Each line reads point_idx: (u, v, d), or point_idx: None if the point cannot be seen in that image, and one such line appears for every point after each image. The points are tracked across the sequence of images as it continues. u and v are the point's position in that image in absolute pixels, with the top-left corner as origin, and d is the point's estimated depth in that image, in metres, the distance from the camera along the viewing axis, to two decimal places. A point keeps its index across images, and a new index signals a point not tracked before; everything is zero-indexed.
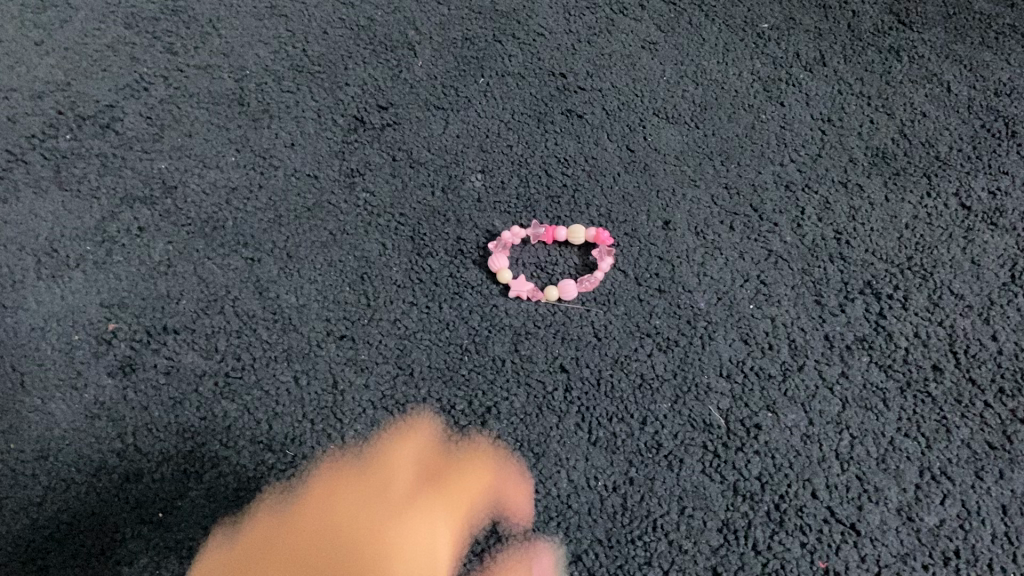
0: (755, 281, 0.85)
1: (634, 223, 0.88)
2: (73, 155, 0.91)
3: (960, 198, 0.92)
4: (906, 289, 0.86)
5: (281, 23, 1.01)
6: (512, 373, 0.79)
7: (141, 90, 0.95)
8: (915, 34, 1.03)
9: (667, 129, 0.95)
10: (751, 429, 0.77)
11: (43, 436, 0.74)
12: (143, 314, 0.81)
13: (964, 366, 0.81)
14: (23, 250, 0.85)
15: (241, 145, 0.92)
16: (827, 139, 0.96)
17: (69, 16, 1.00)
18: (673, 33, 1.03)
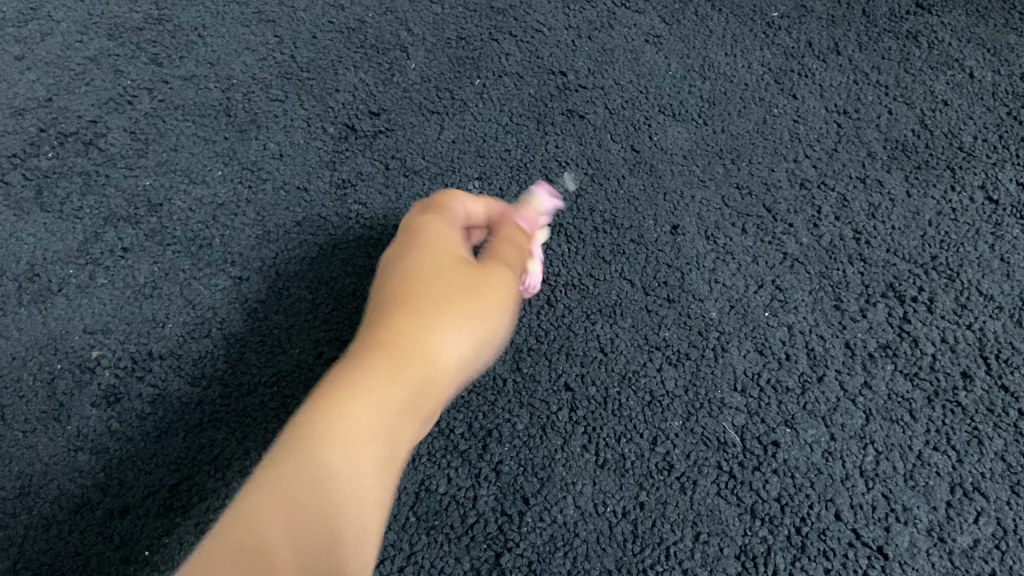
0: (770, 287, 0.81)
1: (641, 228, 0.84)
2: (55, 174, 0.87)
3: (987, 191, 0.87)
4: (931, 291, 0.81)
5: (269, 29, 0.97)
6: (514, 393, 0.75)
7: (124, 104, 0.92)
8: (934, 19, 0.98)
9: (674, 126, 0.90)
10: (769, 447, 0.73)
11: (24, 472, 0.72)
12: (128, 340, 0.78)
13: (996, 372, 0.77)
14: (4, 275, 0.81)
15: (228, 158, 0.88)
16: (844, 132, 0.91)
17: (50, 29, 0.97)
18: (677, 25, 0.98)
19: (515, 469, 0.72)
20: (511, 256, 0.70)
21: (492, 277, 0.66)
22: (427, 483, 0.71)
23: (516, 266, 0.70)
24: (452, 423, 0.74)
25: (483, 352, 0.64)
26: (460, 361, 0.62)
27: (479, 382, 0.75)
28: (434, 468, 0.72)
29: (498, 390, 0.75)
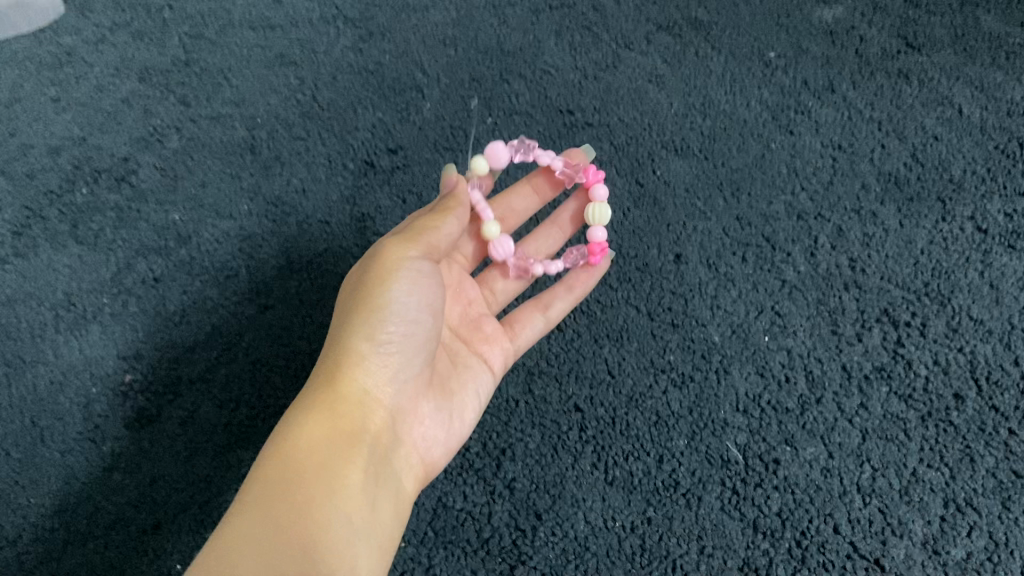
0: (770, 313, 0.85)
1: (645, 257, 0.88)
2: (90, 210, 0.92)
3: (976, 222, 0.91)
4: (924, 316, 0.85)
5: (291, 71, 1.02)
6: (526, 414, 0.79)
7: (155, 142, 0.97)
8: (924, 57, 1.03)
9: (676, 161, 0.95)
10: (770, 464, 0.77)
11: (62, 489, 0.76)
12: (159, 365, 0.82)
13: (986, 394, 0.80)
14: (42, 304, 0.86)
15: (253, 194, 0.93)
16: (839, 166, 0.95)
17: (83, 71, 1.02)
18: (679, 65, 1.02)
19: (528, 486, 0.75)
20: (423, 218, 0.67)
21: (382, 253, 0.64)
22: (444, 499, 0.75)
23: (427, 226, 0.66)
24: (467, 442, 0.77)
25: (400, 333, 0.64)
26: (373, 352, 0.64)
27: (493, 404, 0.79)
28: (450, 485, 0.75)
29: (511, 411, 0.79)
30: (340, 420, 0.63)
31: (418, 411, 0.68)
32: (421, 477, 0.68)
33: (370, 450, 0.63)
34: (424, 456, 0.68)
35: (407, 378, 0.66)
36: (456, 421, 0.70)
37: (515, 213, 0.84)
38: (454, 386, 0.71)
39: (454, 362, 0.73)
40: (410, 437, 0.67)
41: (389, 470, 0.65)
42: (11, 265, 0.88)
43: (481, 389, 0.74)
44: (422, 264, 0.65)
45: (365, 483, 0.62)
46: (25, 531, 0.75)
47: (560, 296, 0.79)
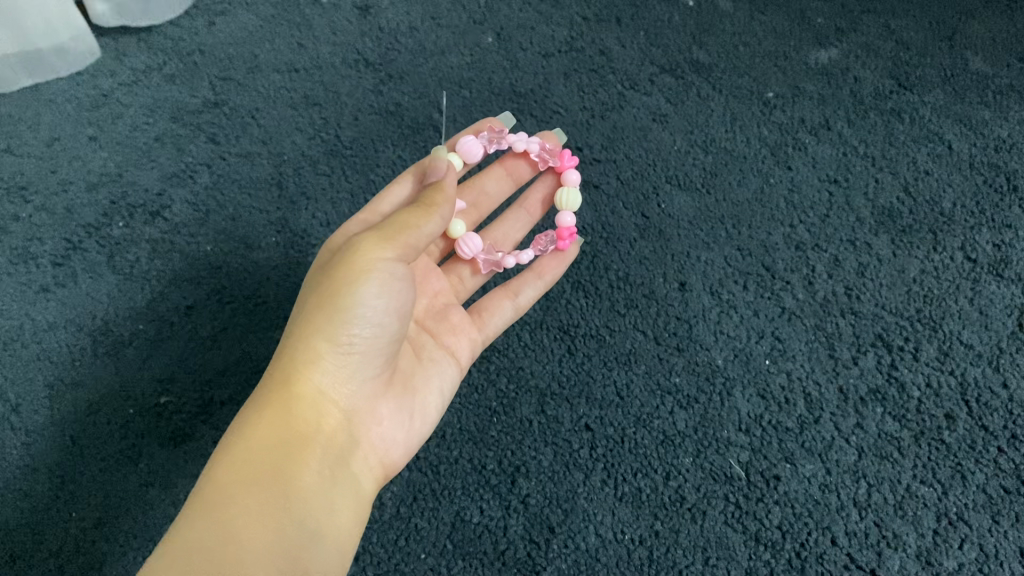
0: (770, 337, 0.89)
1: (651, 285, 0.93)
2: (126, 241, 0.98)
3: (966, 251, 0.96)
4: (916, 341, 0.89)
5: (316, 112, 1.08)
6: (539, 433, 0.83)
7: (187, 178, 1.03)
8: (915, 97, 1.09)
9: (680, 195, 1.00)
10: (771, 480, 0.81)
11: (102, 504, 0.81)
12: (192, 387, 0.87)
13: (976, 414, 0.85)
14: (81, 330, 0.91)
15: (281, 227, 0.98)
16: (834, 199, 1.00)
17: (119, 112, 1.08)
18: (682, 105, 1.08)
19: (541, 501, 0.80)
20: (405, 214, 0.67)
21: (355, 250, 0.64)
22: (462, 513, 0.79)
23: (407, 224, 0.66)
24: (483, 460, 0.82)
25: (363, 337, 0.65)
26: (331, 355, 0.65)
27: (508, 424, 0.84)
28: (467, 500, 0.80)
29: (525, 431, 0.83)
30: (294, 422, 0.65)
31: (376, 410, 0.70)
32: (378, 475, 0.71)
33: (323, 451, 0.66)
34: (382, 455, 0.71)
35: (366, 378, 0.68)
36: (417, 422, 0.73)
37: (487, 197, 0.92)
38: (416, 385, 0.73)
39: (417, 362, 0.74)
40: (367, 437, 0.69)
41: (344, 469, 0.67)
42: (52, 293, 0.93)
43: (445, 385, 0.76)
44: (394, 266, 0.65)
45: (316, 484, 0.65)
46: (67, 542, 0.79)
47: (530, 280, 0.84)
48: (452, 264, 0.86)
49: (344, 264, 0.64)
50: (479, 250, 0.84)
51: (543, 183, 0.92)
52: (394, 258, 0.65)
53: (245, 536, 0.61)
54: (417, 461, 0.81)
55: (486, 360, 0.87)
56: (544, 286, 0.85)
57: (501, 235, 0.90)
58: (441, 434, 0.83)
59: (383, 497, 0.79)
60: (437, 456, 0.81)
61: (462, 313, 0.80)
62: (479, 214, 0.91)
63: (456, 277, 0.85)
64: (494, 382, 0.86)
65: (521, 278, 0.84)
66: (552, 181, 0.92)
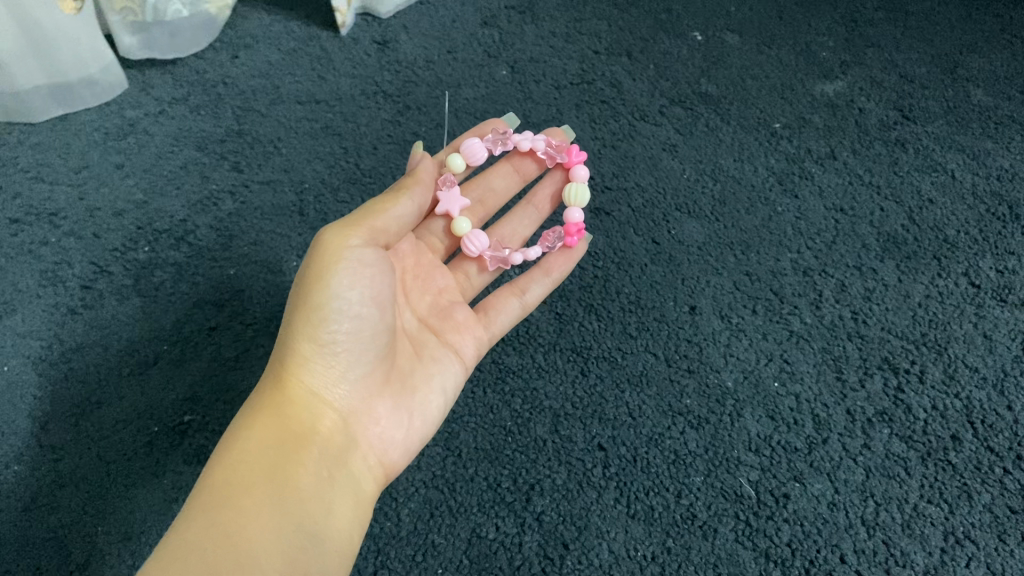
0: (779, 360, 0.91)
1: (662, 308, 0.95)
2: (151, 265, 1.00)
3: (970, 277, 0.98)
4: (922, 364, 0.91)
5: (336, 141, 1.11)
6: (553, 452, 0.85)
7: (211, 205, 1.06)
8: (919, 127, 1.13)
9: (689, 222, 1.03)
10: (780, 498, 0.82)
11: (127, 519, 0.83)
12: (215, 406, 0.90)
13: (981, 436, 0.87)
14: (108, 351, 0.93)
15: (302, 251, 1.01)
16: (841, 227, 1.03)
17: (146, 142, 1.12)
18: (690, 136, 1.12)
19: (556, 518, 0.81)
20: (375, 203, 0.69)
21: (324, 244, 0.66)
22: (478, 530, 0.80)
23: (371, 212, 0.68)
24: (498, 478, 0.84)
25: (344, 332, 0.67)
26: (317, 354, 0.68)
27: (522, 443, 0.86)
28: (483, 517, 0.81)
29: (539, 450, 0.85)
30: (287, 424, 0.67)
31: (372, 408, 0.71)
32: (379, 475, 0.72)
33: (318, 452, 0.68)
34: (381, 453, 0.72)
35: (357, 376, 0.70)
36: (416, 422, 0.74)
37: (494, 193, 0.94)
38: (415, 383, 0.75)
39: (414, 361, 0.76)
40: (365, 435, 0.71)
41: (342, 469, 0.68)
42: (79, 314, 0.96)
43: (444, 383, 0.77)
44: (362, 253, 0.67)
45: (314, 484, 0.66)
46: (93, 555, 0.81)
47: (538, 278, 0.87)
48: (459, 261, 0.89)
49: (313, 257, 0.66)
50: (486, 247, 0.87)
51: (551, 180, 0.95)
52: (363, 247, 0.67)
53: (244, 536, 0.61)
54: (434, 480, 0.83)
55: (502, 382, 0.89)
56: (551, 283, 0.88)
57: (510, 231, 0.93)
58: (458, 453, 0.85)
59: (400, 514, 0.81)
60: (453, 474, 0.83)
61: (465, 311, 0.82)
62: (485, 210, 0.93)
63: (462, 274, 0.88)
64: (508, 403, 0.88)
65: (529, 276, 0.87)
66: (560, 178, 0.95)
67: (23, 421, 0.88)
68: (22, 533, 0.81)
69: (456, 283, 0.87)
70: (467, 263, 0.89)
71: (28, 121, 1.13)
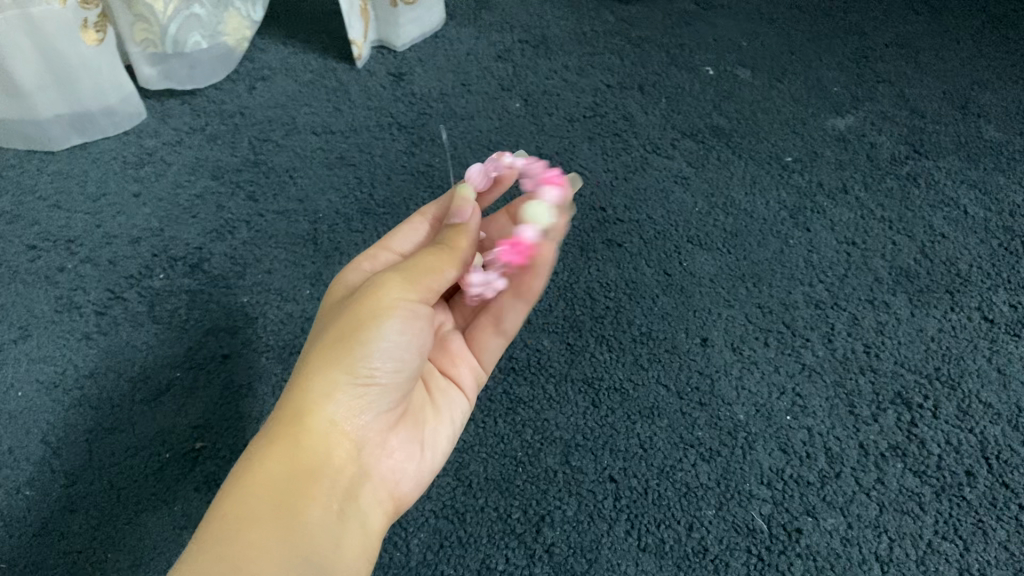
0: (791, 393, 0.91)
1: (674, 340, 0.95)
2: (166, 292, 1.01)
3: (983, 312, 0.98)
4: (935, 399, 0.91)
5: (350, 172, 1.13)
6: (564, 483, 0.85)
7: (226, 234, 1.07)
8: (930, 162, 1.13)
9: (701, 254, 1.03)
10: (793, 533, 0.82)
11: (136, 546, 0.82)
12: (227, 433, 0.90)
13: (996, 472, 0.86)
14: (121, 376, 0.94)
15: (315, 280, 1.02)
16: (853, 260, 1.03)
17: (163, 171, 1.13)
18: (702, 169, 1.12)
19: (566, 550, 0.81)
20: (433, 259, 0.67)
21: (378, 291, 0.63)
22: (488, 561, 0.80)
23: (428, 268, 0.66)
24: (509, 508, 0.83)
25: (384, 369, 0.62)
26: (347, 383, 0.62)
27: (533, 473, 0.85)
28: (493, 548, 0.81)
29: (549, 481, 0.85)
30: (306, 457, 0.61)
31: (386, 440, 0.66)
32: (387, 512, 0.66)
33: (334, 488, 0.61)
34: (394, 489, 0.66)
35: (379, 409, 0.64)
36: (427, 457, 0.69)
37: None
38: (427, 418, 0.70)
39: (425, 396, 0.72)
40: (379, 469, 0.65)
41: (355, 505, 0.63)
42: (94, 340, 0.97)
43: (455, 418, 0.73)
44: (416, 306, 0.64)
45: (327, 521, 0.60)
46: None
47: (515, 305, 0.76)
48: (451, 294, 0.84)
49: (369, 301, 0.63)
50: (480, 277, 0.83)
51: None
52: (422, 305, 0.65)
53: None
54: (444, 510, 0.83)
55: (513, 412, 0.89)
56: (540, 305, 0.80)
57: None
58: (468, 483, 0.85)
59: (410, 544, 0.80)
60: (463, 504, 0.83)
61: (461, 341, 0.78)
62: None
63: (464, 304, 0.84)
64: (519, 433, 0.88)
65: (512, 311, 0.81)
66: None
67: (36, 446, 0.88)
68: (31, 558, 0.81)
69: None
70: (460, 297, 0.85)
71: (48, 149, 1.15)
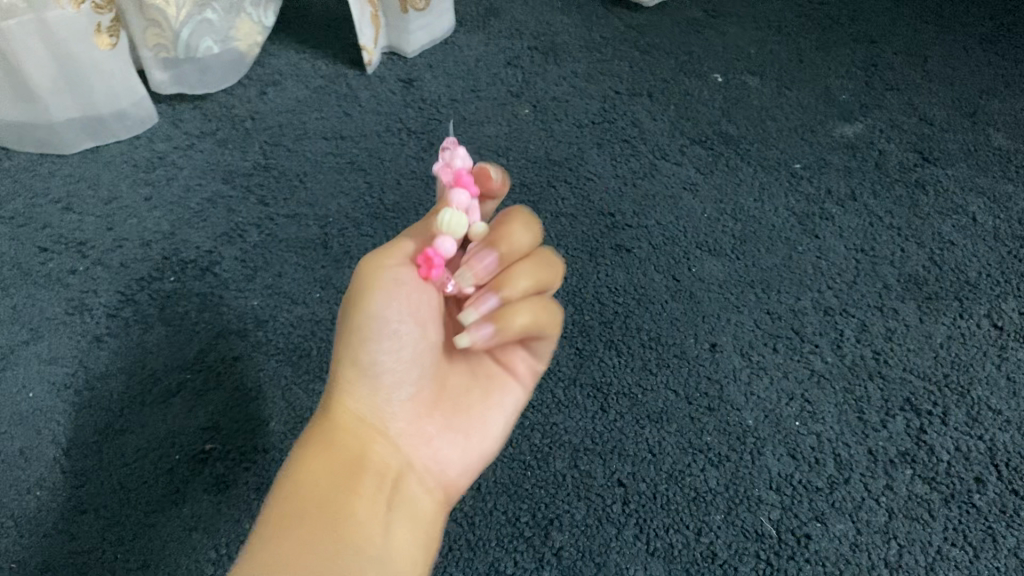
0: (800, 399, 0.91)
1: (683, 345, 0.95)
2: (176, 295, 1.01)
3: (992, 319, 0.98)
4: (945, 406, 0.91)
5: (360, 176, 1.13)
6: (572, 487, 0.85)
7: (237, 237, 1.07)
8: (939, 169, 1.14)
9: (709, 260, 1.03)
10: (801, 538, 0.82)
11: (146, 547, 0.82)
12: (236, 435, 0.90)
13: (1006, 479, 0.86)
14: (131, 378, 0.94)
15: (325, 284, 1.02)
16: (862, 267, 1.03)
17: (174, 174, 1.14)
18: (711, 175, 1.12)
19: (575, 554, 0.81)
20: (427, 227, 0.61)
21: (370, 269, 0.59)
22: (497, 564, 0.80)
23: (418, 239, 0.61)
24: (517, 512, 0.83)
25: (386, 351, 0.59)
26: (361, 375, 0.60)
27: (541, 477, 0.85)
28: (501, 552, 0.81)
29: (558, 485, 0.85)
30: (338, 453, 0.60)
31: (422, 430, 0.61)
32: (439, 501, 0.61)
33: (371, 483, 0.59)
34: (438, 479, 0.61)
35: (405, 396, 0.60)
36: (489, 434, 0.62)
37: None
38: (472, 403, 0.62)
39: (472, 378, 0.62)
40: (416, 459, 0.60)
41: (399, 500, 0.60)
42: (104, 342, 0.97)
43: (509, 401, 0.63)
44: (404, 275, 0.58)
45: (370, 513, 0.59)
46: None
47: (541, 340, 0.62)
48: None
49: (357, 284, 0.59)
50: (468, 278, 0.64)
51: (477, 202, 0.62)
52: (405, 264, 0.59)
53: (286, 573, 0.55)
54: (453, 513, 0.83)
55: (522, 416, 0.90)
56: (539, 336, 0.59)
57: None
58: (476, 486, 0.85)
59: None
60: (471, 507, 0.83)
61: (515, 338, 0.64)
62: None
63: None
64: (528, 437, 0.88)
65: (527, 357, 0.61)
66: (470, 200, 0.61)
67: (47, 447, 0.89)
68: (42, 558, 0.82)
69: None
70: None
71: (60, 153, 1.15)
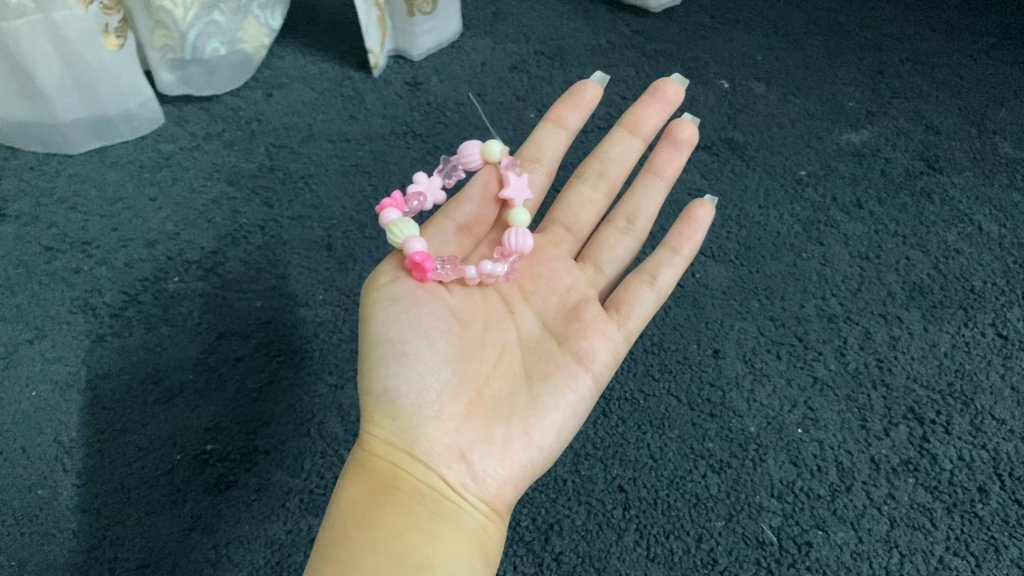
0: (803, 407, 0.91)
1: (685, 350, 0.95)
2: (179, 295, 1.01)
3: (997, 328, 0.98)
4: (948, 415, 0.90)
5: (365, 179, 1.13)
6: (573, 492, 0.85)
7: (241, 238, 1.07)
8: (945, 177, 1.13)
9: (714, 265, 1.03)
10: (803, 546, 0.81)
11: (146, 547, 0.83)
12: (237, 436, 0.90)
13: (1009, 488, 0.85)
14: (133, 378, 0.94)
15: (328, 286, 1.02)
16: (866, 275, 1.03)
17: (179, 175, 1.14)
18: (715, 181, 1.12)
19: (574, 559, 0.81)
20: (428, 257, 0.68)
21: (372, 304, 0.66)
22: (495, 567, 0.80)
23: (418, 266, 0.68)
24: (517, 516, 0.83)
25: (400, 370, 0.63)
26: (381, 403, 0.63)
27: (542, 481, 0.85)
28: (502, 556, 0.80)
29: (559, 489, 0.85)
30: (374, 478, 0.63)
31: (458, 443, 0.63)
32: (485, 513, 0.63)
33: (410, 502, 0.61)
34: (480, 489, 0.63)
35: (434, 411, 0.63)
36: (528, 441, 0.64)
37: (614, 163, 0.84)
38: (513, 409, 0.65)
39: (514, 384, 0.66)
40: (454, 473, 0.62)
41: (442, 512, 0.61)
42: (108, 341, 0.97)
43: (559, 400, 0.66)
44: (402, 297, 0.65)
45: (413, 527, 0.61)
46: None
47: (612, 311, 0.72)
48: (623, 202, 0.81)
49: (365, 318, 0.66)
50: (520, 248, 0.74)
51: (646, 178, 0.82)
52: (405, 286, 0.66)
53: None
54: None
55: None
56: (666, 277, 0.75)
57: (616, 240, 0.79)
58: None
59: None
60: None
61: (596, 309, 0.71)
62: (607, 183, 0.83)
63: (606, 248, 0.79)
64: None
65: (655, 258, 0.75)
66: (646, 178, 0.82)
67: (49, 446, 0.89)
68: (43, 557, 0.82)
69: (587, 280, 0.76)
70: (605, 229, 0.80)
71: (67, 152, 1.16)
